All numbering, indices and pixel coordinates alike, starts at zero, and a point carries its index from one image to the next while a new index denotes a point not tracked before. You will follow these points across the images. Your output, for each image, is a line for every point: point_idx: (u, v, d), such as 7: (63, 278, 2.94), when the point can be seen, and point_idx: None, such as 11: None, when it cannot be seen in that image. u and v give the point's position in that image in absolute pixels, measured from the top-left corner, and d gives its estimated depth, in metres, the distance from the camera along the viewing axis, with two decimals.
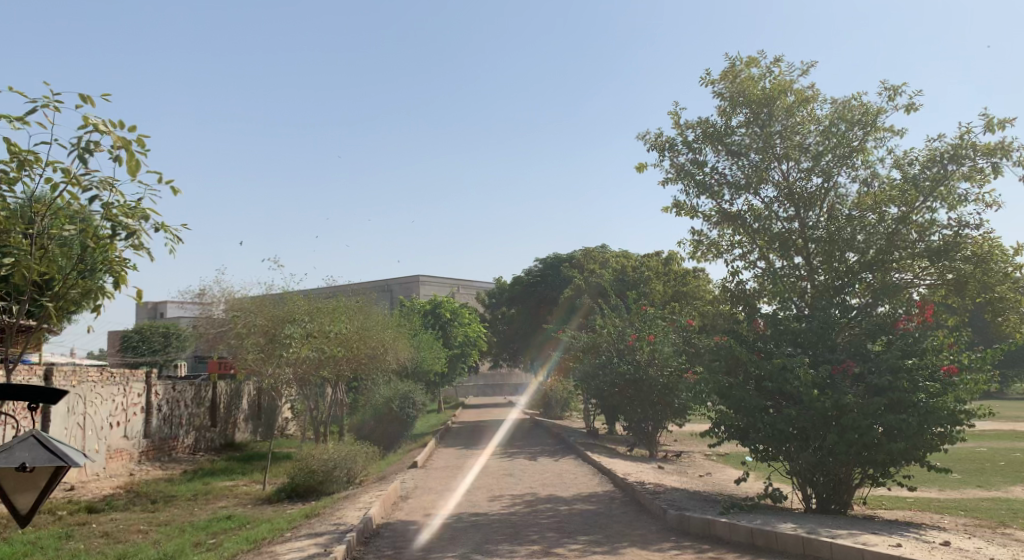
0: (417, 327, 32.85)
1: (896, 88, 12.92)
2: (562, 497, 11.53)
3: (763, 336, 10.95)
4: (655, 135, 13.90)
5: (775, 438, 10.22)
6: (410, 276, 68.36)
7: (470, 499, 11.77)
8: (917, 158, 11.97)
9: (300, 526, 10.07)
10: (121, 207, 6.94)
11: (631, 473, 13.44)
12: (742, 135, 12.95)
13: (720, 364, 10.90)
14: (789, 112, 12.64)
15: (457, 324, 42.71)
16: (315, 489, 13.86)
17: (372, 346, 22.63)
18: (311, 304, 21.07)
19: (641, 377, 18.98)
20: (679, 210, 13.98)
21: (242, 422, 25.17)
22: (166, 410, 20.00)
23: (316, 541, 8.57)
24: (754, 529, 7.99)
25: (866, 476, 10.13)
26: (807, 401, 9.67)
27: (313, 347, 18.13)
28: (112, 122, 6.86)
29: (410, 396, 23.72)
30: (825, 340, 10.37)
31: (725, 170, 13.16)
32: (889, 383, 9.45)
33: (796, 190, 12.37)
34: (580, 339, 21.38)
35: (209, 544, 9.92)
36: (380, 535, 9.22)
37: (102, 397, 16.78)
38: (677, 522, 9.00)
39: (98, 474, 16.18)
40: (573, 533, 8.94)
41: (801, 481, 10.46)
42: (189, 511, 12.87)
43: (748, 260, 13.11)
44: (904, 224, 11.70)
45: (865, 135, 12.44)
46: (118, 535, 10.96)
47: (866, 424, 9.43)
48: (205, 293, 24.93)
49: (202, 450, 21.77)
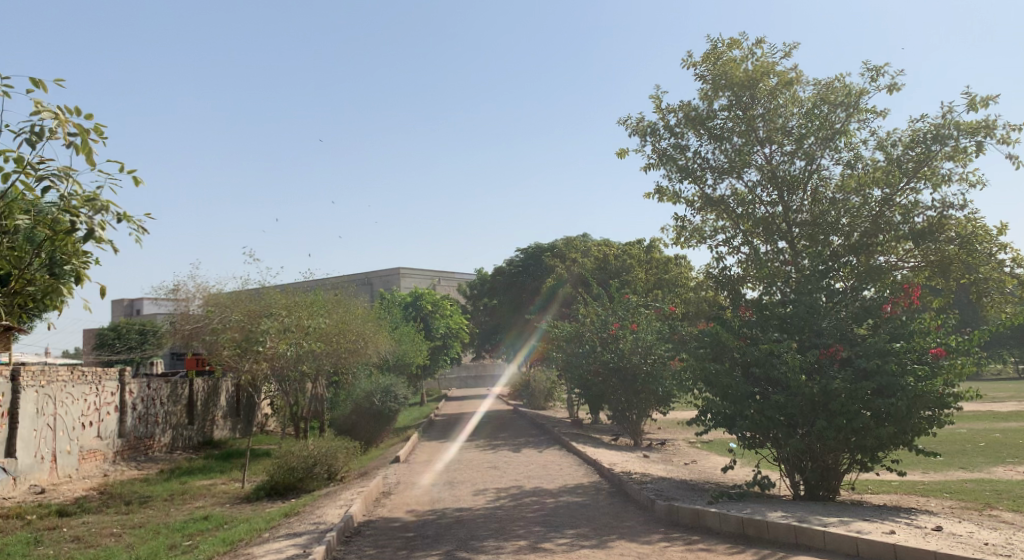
0: (398, 320, 32.62)
1: (878, 69, 12.77)
2: (548, 489, 11.32)
3: (749, 322, 10.76)
4: (636, 120, 13.70)
5: (763, 425, 10.04)
6: (390, 269, 67.96)
7: (454, 493, 11.54)
8: (900, 139, 11.81)
9: (279, 526, 9.78)
10: (80, 198, 6.61)
11: (616, 463, 13.26)
12: (725, 117, 12.73)
13: (706, 351, 10.70)
14: (771, 95, 12.48)
15: (438, 316, 42.57)
16: (295, 487, 13.55)
17: (352, 340, 22.26)
18: (288, 299, 20.71)
19: (625, 366, 18.82)
20: (662, 196, 13.79)
21: (221, 419, 24.78)
22: (141, 409, 19.58)
23: (295, 541, 8.30)
24: (744, 519, 7.79)
25: (855, 462, 10.00)
26: (795, 387, 9.47)
27: (291, 341, 17.75)
28: (65, 109, 6.57)
29: (392, 390, 23.37)
30: (812, 326, 10.17)
31: (708, 155, 12.96)
32: (878, 366, 9.29)
33: (779, 174, 12.22)
34: (562, 329, 21.15)
35: (184, 546, 9.62)
36: (362, 534, 8.97)
37: (73, 396, 16.34)
38: (666, 514, 8.81)
39: (70, 476, 15.81)
40: (559, 526, 8.73)
41: (789, 468, 10.32)
42: (165, 512, 12.55)
43: (731, 246, 12.97)
44: (888, 206, 11.63)
45: (849, 117, 12.31)
46: (89, 540, 10.61)
47: (855, 409, 9.29)
48: (179, 289, 24.38)
49: (179, 449, 21.37)
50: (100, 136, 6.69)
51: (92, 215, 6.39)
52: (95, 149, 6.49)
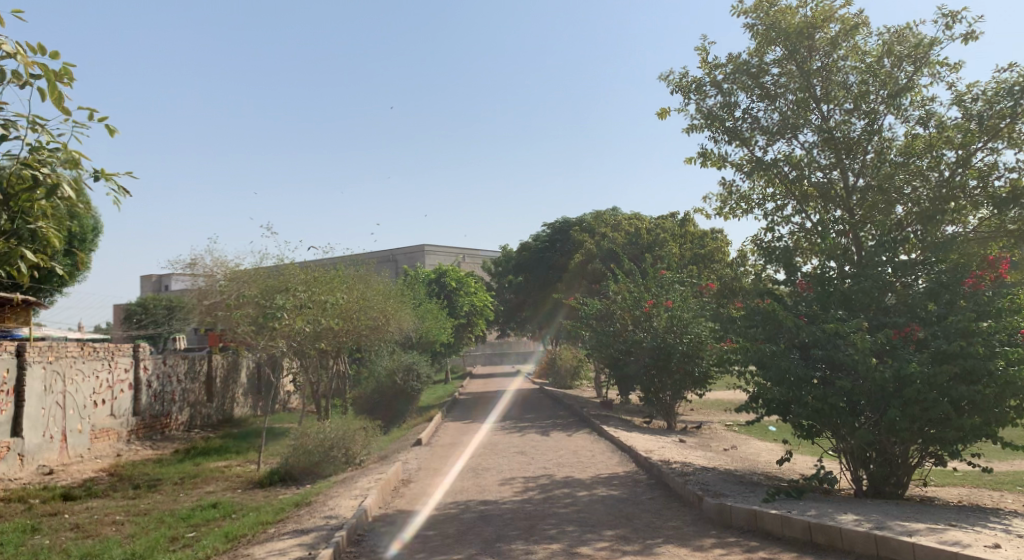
0: (422, 297, 31.65)
1: (953, 15, 11.51)
2: (582, 480, 10.39)
3: (805, 297, 9.78)
4: (679, 76, 12.55)
5: (823, 415, 8.99)
6: (414, 245, 67.07)
7: (479, 482, 10.62)
8: (980, 94, 10.61)
9: (289, 519, 8.92)
10: (45, 152, 5.71)
11: (653, 451, 12.30)
12: (779, 71, 11.57)
13: (758, 331, 9.69)
14: (832, 45, 11.31)
15: (463, 292, 41.56)
16: (310, 472, 12.76)
17: (374, 317, 21.43)
18: (307, 273, 19.92)
19: (660, 346, 17.72)
20: (706, 160, 12.70)
21: (241, 397, 24.18)
22: (157, 386, 18.93)
23: (301, 540, 7.41)
24: (812, 524, 6.79)
25: (927, 454, 8.97)
26: (863, 371, 8.40)
27: (308, 318, 16.91)
28: (29, 46, 5.65)
29: (414, 368, 22.53)
30: (878, 303, 9.32)
31: (759, 114, 11.80)
32: (961, 349, 8.18)
33: (837, 135, 11.09)
34: (592, 305, 20.13)
35: (186, 539, 8.81)
36: (377, 531, 8.07)
37: (83, 373, 15.65)
38: (716, 513, 7.83)
39: (82, 456, 15.18)
40: (596, 526, 7.75)
41: (852, 460, 9.30)
42: (173, 498, 11.81)
43: (782, 215, 11.89)
44: (963, 169, 10.48)
45: (916, 71, 11.14)
46: (88, 528, 9.84)
47: (932, 397, 8.24)
48: (197, 263, 23.65)
49: (197, 427, 20.78)
50: (71, 81, 5.79)
51: (55, 168, 5.50)
52: (66, 96, 5.62)
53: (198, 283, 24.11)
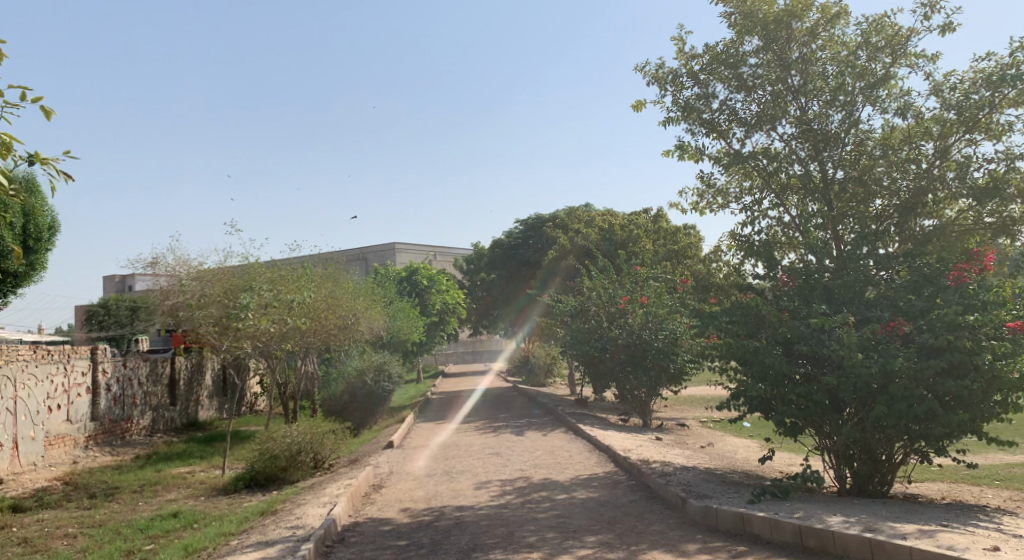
0: (392, 295, 31.08)
1: (930, 5, 11.36)
2: (560, 482, 10.06)
3: (787, 291, 9.55)
4: (655, 67, 12.27)
5: (807, 412, 8.77)
6: (385, 244, 66.33)
7: (453, 486, 10.25)
8: (958, 85, 10.48)
9: (253, 530, 8.48)
10: None
11: (631, 450, 12.03)
12: (757, 61, 11.33)
13: (739, 327, 9.45)
14: (810, 34, 11.12)
15: (434, 291, 41.05)
16: (277, 478, 12.27)
17: (343, 316, 20.93)
18: (274, 272, 19.35)
19: (634, 342, 17.48)
20: (683, 152, 12.45)
21: (206, 399, 23.52)
22: (116, 390, 18.26)
23: (265, 554, 6.97)
24: (803, 527, 6.52)
25: (911, 452, 8.80)
26: (849, 368, 8.18)
27: (274, 317, 16.37)
28: None
29: (385, 368, 22.05)
30: (860, 297, 9.12)
31: (736, 105, 11.56)
32: (948, 344, 7.99)
33: (815, 127, 10.89)
34: (566, 302, 19.86)
35: (142, 553, 8.31)
36: (346, 542, 7.65)
37: (36, 377, 14.98)
38: (702, 516, 7.55)
39: (35, 464, 14.52)
40: (578, 532, 7.41)
41: (836, 458, 9.10)
42: (131, 508, 11.28)
43: (761, 209, 11.66)
44: (941, 161, 10.37)
45: (894, 62, 10.98)
46: (38, 543, 9.28)
47: (919, 393, 8.05)
48: (158, 262, 22.95)
49: (160, 431, 20.12)
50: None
51: None
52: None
53: (161, 283, 23.43)
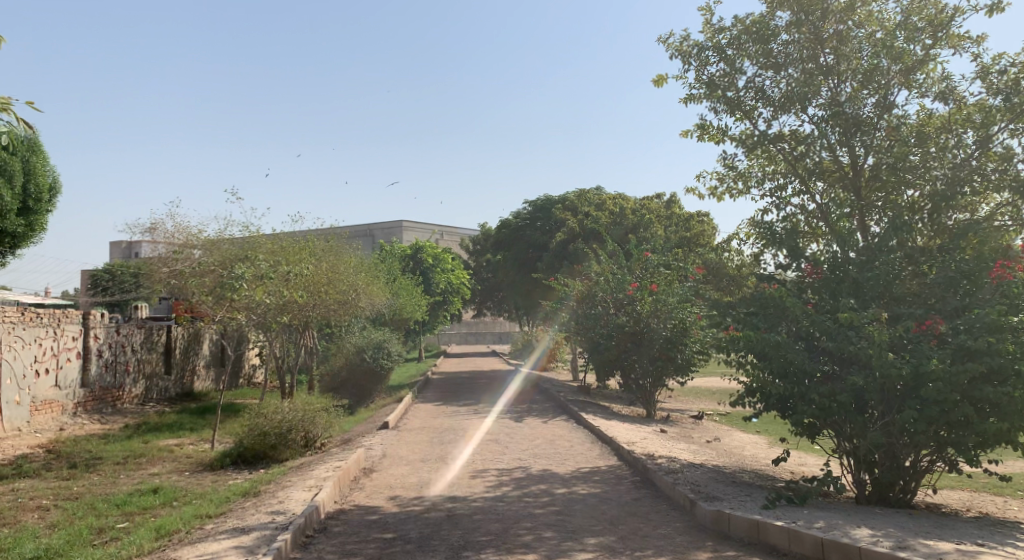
0: (396, 272, 30.50)
1: None
2: (560, 475, 9.52)
3: (812, 284, 8.95)
4: (678, 41, 11.60)
5: (829, 414, 8.18)
6: (392, 221, 65.81)
7: (447, 474, 9.72)
8: (1004, 70, 9.79)
9: (233, 512, 7.98)
10: None
11: (636, 442, 11.48)
12: (789, 38, 10.70)
13: (759, 320, 8.85)
14: (846, 11, 10.43)
15: (439, 270, 40.50)
16: (265, 455, 11.78)
17: (344, 291, 20.37)
18: (274, 243, 18.82)
19: (642, 331, 16.89)
20: (704, 133, 11.84)
21: (203, 369, 23.09)
22: (108, 356, 17.78)
23: (239, 542, 6.45)
24: (826, 541, 5.97)
25: (938, 460, 8.22)
26: (878, 367, 7.59)
27: (269, 289, 15.82)
28: None
29: (385, 346, 21.52)
30: (890, 292, 8.49)
31: (764, 83, 10.90)
32: (987, 346, 7.39)
33: (847, 110, 10.17)
34: (574, 286, 19.29)
35: (114, 532, 7.82)
36: (328, 532, 7.12)
37: (24, 340, 14.50)
38: (713, 522, 7.00)
39: (20, 429, 14.07)
40: (577, 532, 6.87)
41: (856, 463, 8.53)
42: (112, 481, 10.81)
43: (785, 196, 11.03)
44: (981, 152, 9.72)
45: (935, 44, 10.29)
46: (7, 515, 8.79)
47: (953, 398, 7.47)
48: (157, 227, 22.40)
49: (153, 400, 19.68)
50: None
51: None
52: None
53: (159, 250, 22.94)
